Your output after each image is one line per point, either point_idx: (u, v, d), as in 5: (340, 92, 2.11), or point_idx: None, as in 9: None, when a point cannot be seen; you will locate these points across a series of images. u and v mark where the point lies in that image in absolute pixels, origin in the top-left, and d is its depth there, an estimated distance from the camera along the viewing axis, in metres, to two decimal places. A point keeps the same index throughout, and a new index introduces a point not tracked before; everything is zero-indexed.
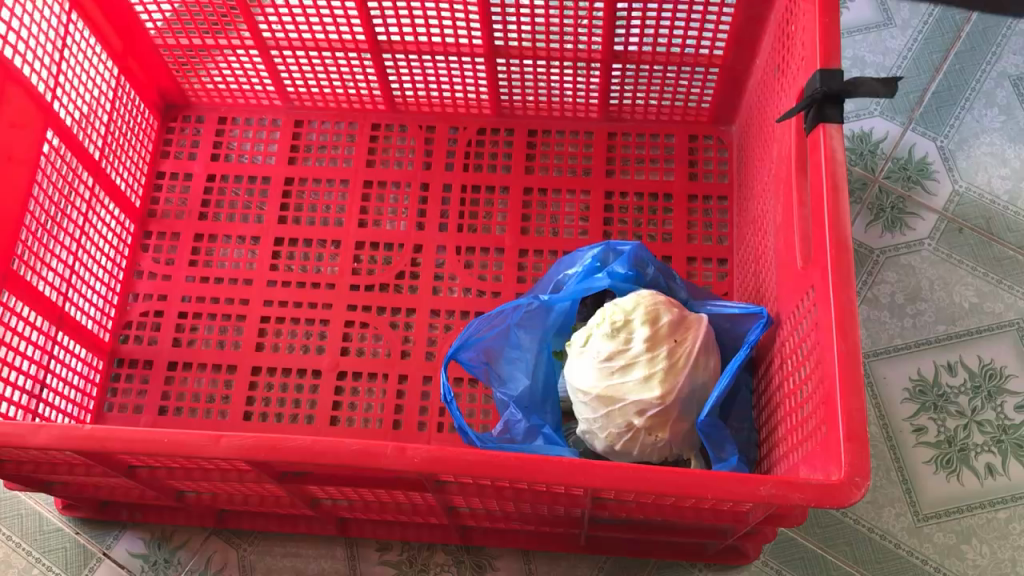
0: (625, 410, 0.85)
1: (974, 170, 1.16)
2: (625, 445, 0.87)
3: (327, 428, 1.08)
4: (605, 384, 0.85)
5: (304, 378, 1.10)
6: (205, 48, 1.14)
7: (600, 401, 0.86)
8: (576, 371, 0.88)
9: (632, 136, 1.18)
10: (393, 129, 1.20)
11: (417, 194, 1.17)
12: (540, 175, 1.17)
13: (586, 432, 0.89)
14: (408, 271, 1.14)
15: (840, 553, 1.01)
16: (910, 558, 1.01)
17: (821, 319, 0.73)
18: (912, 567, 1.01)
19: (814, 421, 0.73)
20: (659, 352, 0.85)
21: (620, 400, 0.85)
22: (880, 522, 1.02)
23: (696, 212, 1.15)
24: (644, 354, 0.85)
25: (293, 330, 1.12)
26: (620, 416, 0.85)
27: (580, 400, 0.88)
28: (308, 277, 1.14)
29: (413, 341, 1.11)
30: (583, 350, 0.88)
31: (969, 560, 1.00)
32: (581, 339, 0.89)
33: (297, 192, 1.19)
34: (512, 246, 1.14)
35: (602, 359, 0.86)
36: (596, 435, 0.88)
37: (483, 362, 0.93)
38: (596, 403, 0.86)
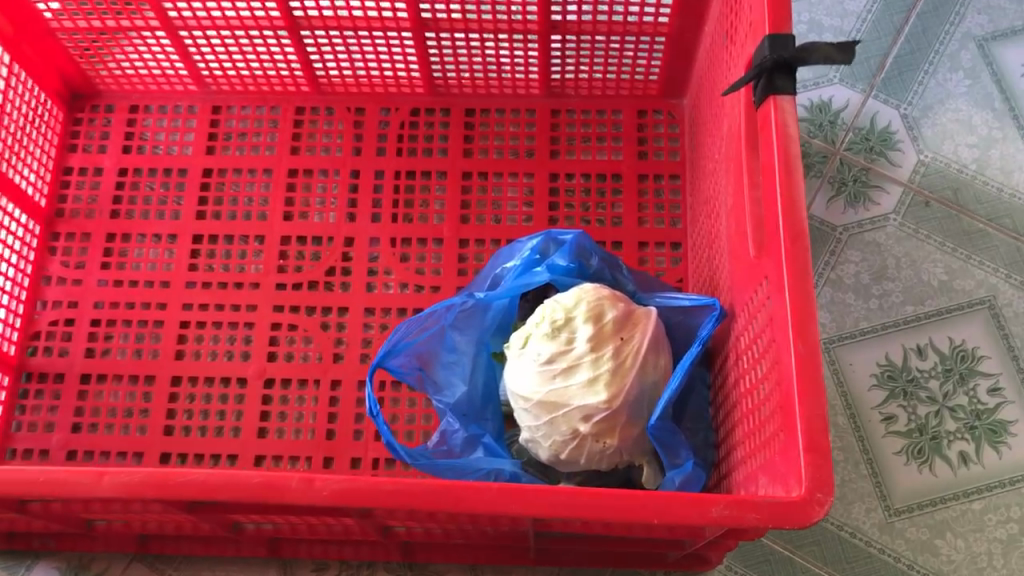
0: (569, 416, 0.77)
1: (940, 138, 1.09)
2: (572, 454, 0.79)
3: (256, 440, 0.99)
4: (547, 388, 0.78)
5: (229, 388, 1.02)
6: (108, 31, 1.04)
7: (542, 408, 0.78)
8: (515, 376, 0.81)
9: (577, 113, 1.10)
10: (320, 113, 1.12)
11: (348, 183, 1.08)
12: (480, 158, 1.09)
13: (528, 441, 0.81)
14: (340, 266, 1.05)
15: (809, 554, 0.95)
16: (882, 557, 0.95)
17: (777, 315, 0.65)
18: (884, 566, 0.94)
19: (773, 427, 0.66)
20: (604, 352, 0.78)
21: (564, 406, 0.77)
22: (850, 519, 0.96)
23: (647, 193, 1.07)
24: (587, 355, 0.78)
25: (215, 335, 1.04)
26: (564, 423, 0.78)
27: (521, 408, 0.80)
28: (230, 277, 1.06)
29: (346, 344, 1.02)
30: (522, 353, 0.81)
31: (944, 556, 0.95)
32: (519, 341, 0.81)
33: (217, 184, 1.10)
34: (451, 236, 1.06)
35: (542, 362, 0.79)
36: (539, 444, 0.81)
37: (416, 368, 0.85)
38: (539, 410, 0.79)
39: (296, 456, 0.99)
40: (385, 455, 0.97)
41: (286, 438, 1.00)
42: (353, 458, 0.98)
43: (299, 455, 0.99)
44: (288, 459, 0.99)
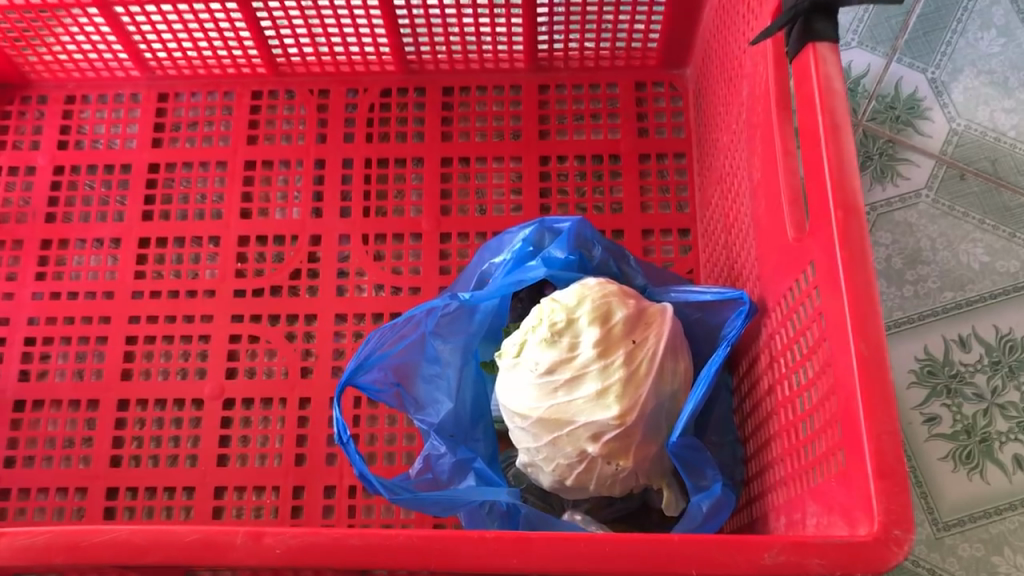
0: (575, 436, 0.66)
1: (973, 104, 0.98)
2: (580, 479, 0.68)
3: (215, 469, 0.87)
4: (548, 404, 0.66)
5: (183, 411, 0.89)
6: (47, 8, 0.90)
7: (543, 427, 0.67)
8: (510, 389, 0.69)
9: (568, 88, 0.98)
10: (279, 97, 1.00)
11: (312, 174, 0.96)
12: (460, 142, 0.97)
13: (528, 465, 0.70)
14: (306, 268, 0.93)
15: None
16: None
17: (828, 310, 0.54)
18: None
19: (827, 445, 0.55)
20: (614, 359, 0.66)
21: (568, 424, 0.66)
22: None
23: (649, 174, 0.95)
24: (594, 364, 0.66)
25: (166, 351, 0.92)
26: (569, 444, 0.66)
27: (518, 426, 0.69)
28: (182, 285, 0.93)
29: (315, 356, 0.90)
30: (517, 363, 0.69)
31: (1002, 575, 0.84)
32: (513, 348, 0.69)
33: (165, 180, 0.98)
34: (431, 230, 0.94)
35: (541, 374, 0.67)
36: (541, 468, 0.69)
37: (394, 384, 0.72)
38: (539, 429, 0.67)
39: (261, 485, 0.87)
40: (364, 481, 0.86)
41: (250, 465, 0.88)
42: (327, 486, 0.86)
43: (265, 485, 0.87)
44: (253, 489, 0.87)
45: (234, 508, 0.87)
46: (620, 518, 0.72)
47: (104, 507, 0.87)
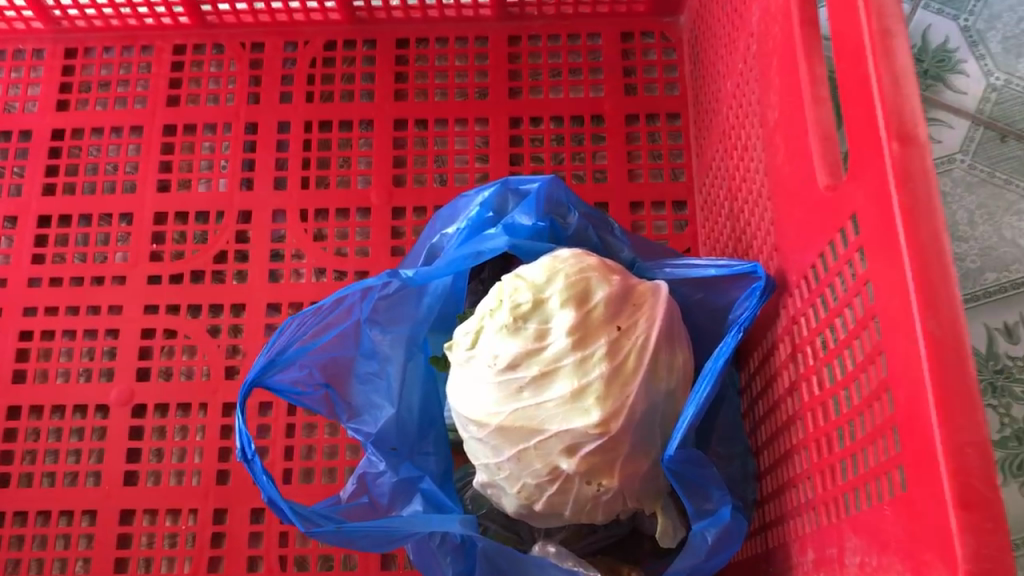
0: (545, 449, 0.52)
1: (1014, 55, 0.84)
2: (552, 503, 0.53)
3: (122, 489, 0.73)
4: (511, 409, 0.52)
5: (85, 420, 0.75)
6: None
7: (505, 438, 0.52)
8: (463, 390, 0.55)
9: (543, 39, 0.84)
10: (205, 52, 0.85)
11: (242, 140, 0.82)
12: (416, 103, 0.83)
13: (488, 487, 0.56)
14: (233, 250, 0.79)
15: None
16: None
17: (882, 279, 0.40)
18: None
19: (879, 460, 0.41)
20: (594, 351, 0.52)
21: (536, 434, 0.51)
22: None
23: (638, 138, 0.81)
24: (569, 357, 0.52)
25: (67, 349, 0.77)
26: (538, 459, 0.52)
27: (473, 437, 0.54)
28: (87, 271, 0.79)
29: (243, 354, 0.76)
30: (472, 357, 0.55)
31: None
32: (467, 338, 0.55)
33: (71, 148, 0.83)
34: (381, 204, 0.79)
35: (501, 371, 0.53)
36: (504, 490, 0.55)
37: (322, 384, 0.57)
38: (499, 441, 0.53)
39: (176, 508, 0.73)
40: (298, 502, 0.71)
41: (163, 485, 0.73)
42: (255, 509, 0.72)
43: (181, 508, 0.73)
44: (166, 513, 0.73)
45: (144, 535, 0.72)
46: (601, 549, 0.58)
47: None
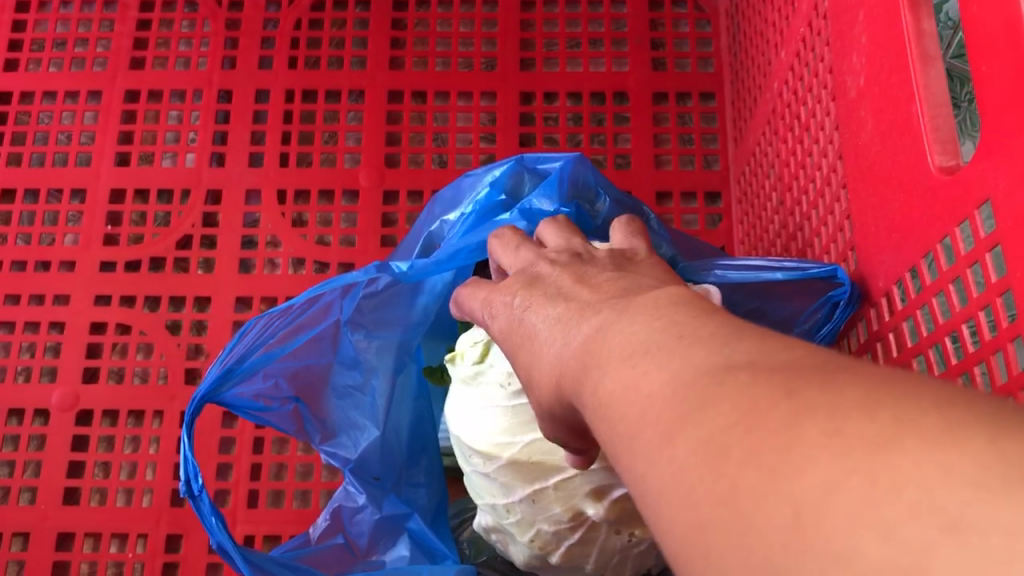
0: (568, 489, 0.42)
1: None
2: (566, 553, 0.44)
3: (60, 509, 0.63)
4: (526, 438, 0.42)
5: (22, 427, 0.65)
6: None
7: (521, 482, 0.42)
8: (463, 411, 0.45)
9: (561, 4, 0.74)
10: (176, 10, 0.75)
11: (214, 109, 0.72)
12: (415, 72, 0.72)
13: (492, 531, 0.46)
14: (200, 236, 0.69)
15: None
16: None
17: None
18: None
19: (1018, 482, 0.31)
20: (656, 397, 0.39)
21: (556, 471, 0.41)
22: None
23: (667, 120, 0.71)
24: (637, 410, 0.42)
25: (3, 345, 0.67)
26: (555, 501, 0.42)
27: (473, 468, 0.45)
28: (30, 255, 0.69)
29: (207, 355, 0.66)
30: (477, 372, 0.45)
31: None
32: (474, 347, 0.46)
33: (18, 114, 0.73)
34: (371, 187, 0.69)
35: (516, 394, 0.43)
36: (510, 536, 0.45)
37: (291, 398, 0.47)
38: (511, 478, 0.43)
39: (122, 533, 0.63)
40: (264, 529, 0.61)
41: (108, 505, 0.63)
42: None
43: (128, 533, 0.63)
44: (112, 538, 0.63)
45: (84, 563, 0.62)
46: None
47: None
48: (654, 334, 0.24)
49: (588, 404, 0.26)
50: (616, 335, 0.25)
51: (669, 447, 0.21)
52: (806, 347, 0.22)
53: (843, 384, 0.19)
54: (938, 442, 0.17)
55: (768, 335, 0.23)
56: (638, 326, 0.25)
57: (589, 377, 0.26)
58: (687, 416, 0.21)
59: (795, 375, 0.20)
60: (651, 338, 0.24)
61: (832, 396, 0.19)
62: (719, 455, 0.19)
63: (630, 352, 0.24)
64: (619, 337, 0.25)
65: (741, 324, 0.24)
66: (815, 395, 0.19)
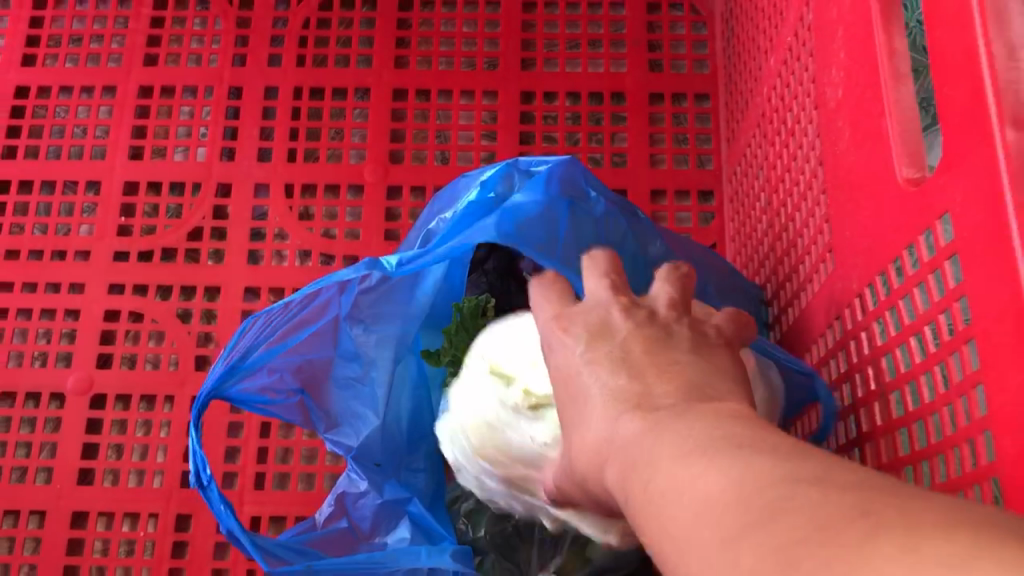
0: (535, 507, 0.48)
1: None
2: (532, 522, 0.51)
3: (74, 489, 0.66)
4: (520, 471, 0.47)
5: (39, 409, 0.68)
6: None
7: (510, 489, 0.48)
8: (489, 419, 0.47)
9: (562, 6, 0.76)
10: (188, 8, 0.77)
11: (225, 105, 0.75)
12: (419, 71, 0.75)
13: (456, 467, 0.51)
14: (210, 227, 0.72)
15: None
16: None
17: (982, 293, 0.32)
18: None
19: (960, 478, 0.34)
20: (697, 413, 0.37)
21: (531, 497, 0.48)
22: None
23: (663, 120, 0.74)
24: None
25: (21, 331, 0.70)
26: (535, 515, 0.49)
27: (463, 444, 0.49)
28: (47, 244, 0.72)
29: (216, 343, 0.69)
30: (520, 412, 0.46)
31: None
32: (530, 383, 0.46)
33: (35, 108, 0.76)
34: (376, 183, 0.72)
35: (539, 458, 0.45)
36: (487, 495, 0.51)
37: (296, 390, 0.49)
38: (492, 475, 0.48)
39: (134, 512, 0.65)
40: (270, 510, 0.64)
41: (121, 485, 0.66)
42: None
43: (140, 513, 0.65)
44: (124, 517, 0.65)
45: (97, 541, 0.65)
46: None
47: None
48: (723, 445, 0.24)
49: (646, 497, 0.25)
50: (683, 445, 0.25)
51: (735, 549, 0.20)
52: (879, 478, 0.21)
53: (917, 510, 0.19)
54: (999, 560, 0.16)
55: (837, 462, 0.22)
56: (706, 435, 0.25)
57: (653, 482, 0.25)
58: (758, 523, 0.20)
59: (870, 498, 0.20)
60: (720, 448, 0.24)
61: (908, 518, 0.18)
62: (784, 561, 0.19)
63: (700, 458, 0.24)
64: (686, 438, 0.26)
65: (811, 451, 0.23)
66: (890, 514, 0.19)
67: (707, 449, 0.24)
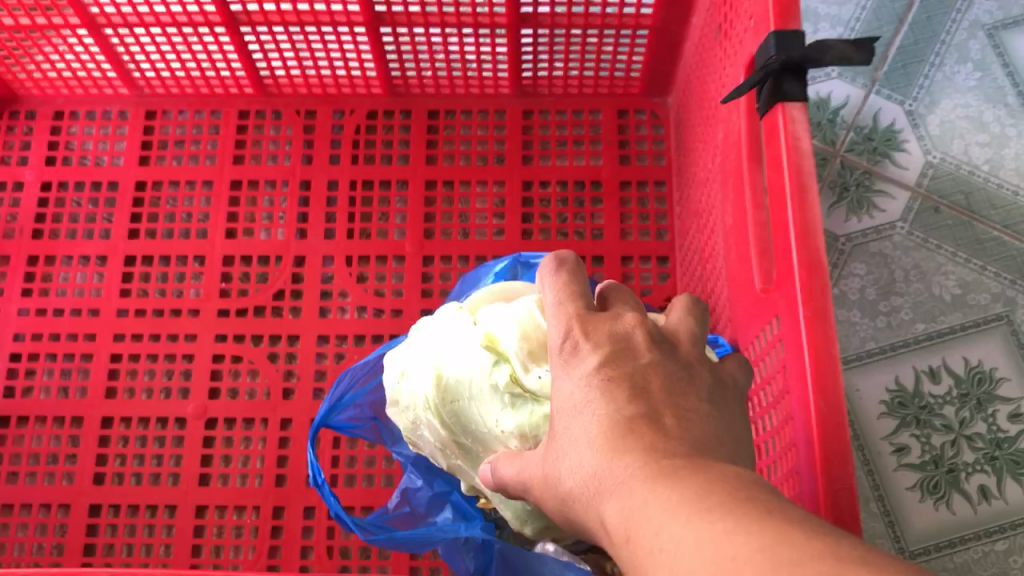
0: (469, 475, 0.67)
1: (949, 136, 1.00)
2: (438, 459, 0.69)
3: (197, 489, 0.89)
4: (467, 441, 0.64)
5: (166, 429, 0.91)
6: (36, 29, 0.91)
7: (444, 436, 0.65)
8: (461, 383, 0.63)
9: (552, 113, 1.00)
10: (266, 117, 1.01)
11: (297, 195, 0.98)
12: (445, 166, 0.99)
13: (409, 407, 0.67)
14: (289, 289, 0.95)
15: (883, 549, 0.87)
16: (940, 554, 0.87)
17: (789, 365, 0.54)
18: (949, 546, 0.87)
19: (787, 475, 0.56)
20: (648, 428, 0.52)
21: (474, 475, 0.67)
22: (904, 517, 0.88)
23: (630, 201, 0.97)
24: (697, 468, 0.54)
25: (150, 370, 0.93)
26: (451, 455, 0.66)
27: (424, 390, 0.65)
28: (166, 303, 0.95)
29: (297, 378, 0.92)
30: (498, 395, 0.60)
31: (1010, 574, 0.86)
32: (522, 379, 0.57)
33: (151, 199, 0.99)
34: (414, 253, 0.95)
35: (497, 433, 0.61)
36: (415, 430, 0.68)
37: (370, 417, 0.75)
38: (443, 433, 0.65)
39: (241, 505, 0.88)
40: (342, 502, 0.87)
41: (230, 485, 0.89)
42: (307, 506, 0.88)
43: (244, 505, 0.88)
44: (233, 509, 0.88)
45: (215, 527, 0.88)
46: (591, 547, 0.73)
47: (86, 524, 0.87)
48: (738, 509, 0.31)
49: (664, 537, 0.32)
50: (706, 503, 0.33)
51: None
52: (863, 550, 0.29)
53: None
54: None
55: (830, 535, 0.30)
56: (721, 499, 0.33)
57: (671, 525, 0.33)
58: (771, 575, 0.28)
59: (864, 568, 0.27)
60: (735, 512, 0.31)
61: None
62: None
63: (715, 515, 0.31)
64: (704, 498, 0.33)
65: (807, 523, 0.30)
66: None
67: (727, 512, 0.31)
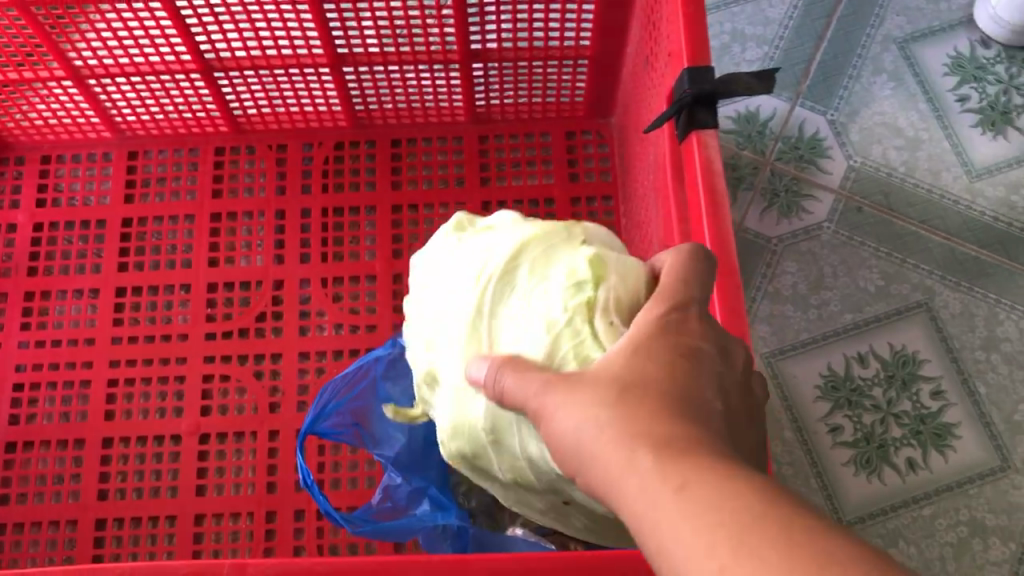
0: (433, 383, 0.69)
1: (868, 142, 1.10)
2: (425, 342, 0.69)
3: (194, 499, 0.96)
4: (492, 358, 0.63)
5: (163, 446, 0.98)
6: (24, 82, 0.99)
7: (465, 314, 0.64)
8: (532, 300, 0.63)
9: (505, 137, 1.08)
10: (240, 152, 1.09)
11: (273, 224, 1.06)
12: (409, 191, 1.07)
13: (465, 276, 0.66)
14: (270, 311, 1.03)
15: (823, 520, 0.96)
16: (874, 522, 0.96)
17: None
18: (883, 514, 0.96)
19: None
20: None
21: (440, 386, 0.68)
22: (841, 489, 0.97)
23: (580, 215, 1.06)
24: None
25: (145, 392, 1.00)
26: (444, 357, 0.66)
27: (493, 261, 0.65)
28: (157, 329, 1.02)
29: (282, 392, 1.00)
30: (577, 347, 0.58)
31: (938, 536, 0.95)
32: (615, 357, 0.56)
33: (138, 234, 1.07)
34: (384, 272, 1.03)
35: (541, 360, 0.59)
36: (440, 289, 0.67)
37: (352, 424, 0.82)
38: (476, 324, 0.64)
39: (236, 511, 0.95)
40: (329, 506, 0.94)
41: (225, 493, 0.96)
42: (296, 510, 0.95)
43: (240, 512, 0.95)
44: (229, 516, 0.95)
45: (212, 533, 0.95)
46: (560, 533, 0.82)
47: (93, 538, 0.94)
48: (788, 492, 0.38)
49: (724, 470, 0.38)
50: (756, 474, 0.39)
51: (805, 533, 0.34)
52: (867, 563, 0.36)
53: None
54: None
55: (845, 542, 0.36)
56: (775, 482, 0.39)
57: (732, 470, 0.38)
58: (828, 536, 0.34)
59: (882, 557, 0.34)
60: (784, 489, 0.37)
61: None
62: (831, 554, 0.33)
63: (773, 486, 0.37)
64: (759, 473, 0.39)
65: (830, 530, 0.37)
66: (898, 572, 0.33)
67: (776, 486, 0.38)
